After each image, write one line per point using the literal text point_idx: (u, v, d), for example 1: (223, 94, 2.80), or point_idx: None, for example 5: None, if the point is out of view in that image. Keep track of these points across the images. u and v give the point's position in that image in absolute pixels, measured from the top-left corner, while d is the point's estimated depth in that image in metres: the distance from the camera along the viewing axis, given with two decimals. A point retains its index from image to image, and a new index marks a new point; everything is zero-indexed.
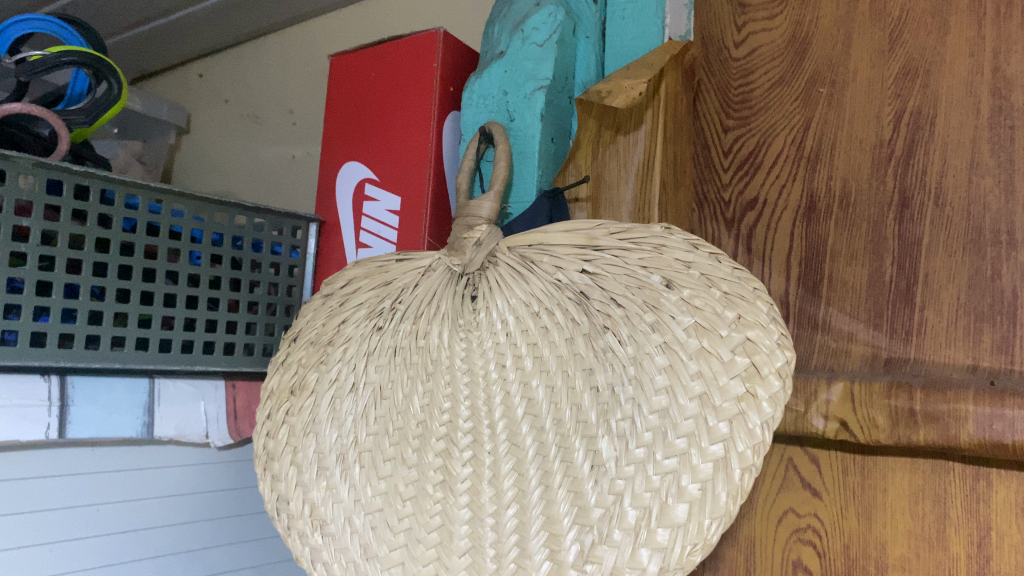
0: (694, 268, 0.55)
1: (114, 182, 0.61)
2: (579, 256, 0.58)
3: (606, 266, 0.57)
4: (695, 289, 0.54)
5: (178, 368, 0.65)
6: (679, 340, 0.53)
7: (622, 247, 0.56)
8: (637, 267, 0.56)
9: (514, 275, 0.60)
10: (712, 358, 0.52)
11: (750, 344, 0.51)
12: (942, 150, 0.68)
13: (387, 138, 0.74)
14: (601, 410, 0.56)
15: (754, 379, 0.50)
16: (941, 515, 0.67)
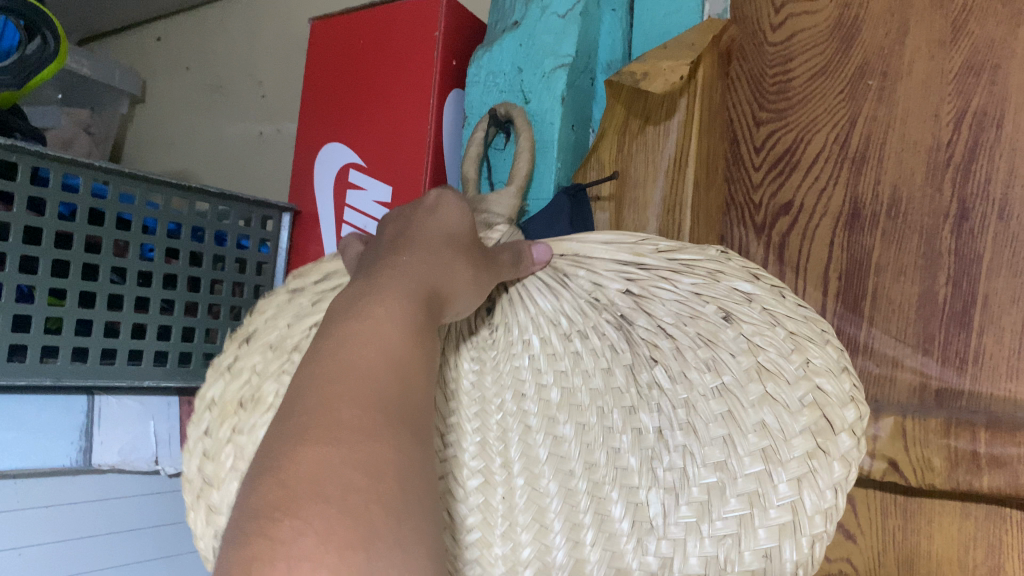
0: (756, 304, 0.43)
1: (48, 158, 0.50)
2: (617, 274, 0.48)
3: (644, 289, 0.47)
4: (754, 323, 0.43)
5: (122, 383, 0.55)
6: (743, 386, 0.43)
7: (675, 263, 0.46)
8: (689, 292, 0.45)
9: (542, 292, 0.51)
10: (769, 408, 0.42)
11: (819, 394, 0.41)
12: (1011, 157, 0.60)
13: (376, 118, 0.64)
14: (643, 447, 0.48)
15: (827, 438, 0.40)
16: (993, 568, 0.59)
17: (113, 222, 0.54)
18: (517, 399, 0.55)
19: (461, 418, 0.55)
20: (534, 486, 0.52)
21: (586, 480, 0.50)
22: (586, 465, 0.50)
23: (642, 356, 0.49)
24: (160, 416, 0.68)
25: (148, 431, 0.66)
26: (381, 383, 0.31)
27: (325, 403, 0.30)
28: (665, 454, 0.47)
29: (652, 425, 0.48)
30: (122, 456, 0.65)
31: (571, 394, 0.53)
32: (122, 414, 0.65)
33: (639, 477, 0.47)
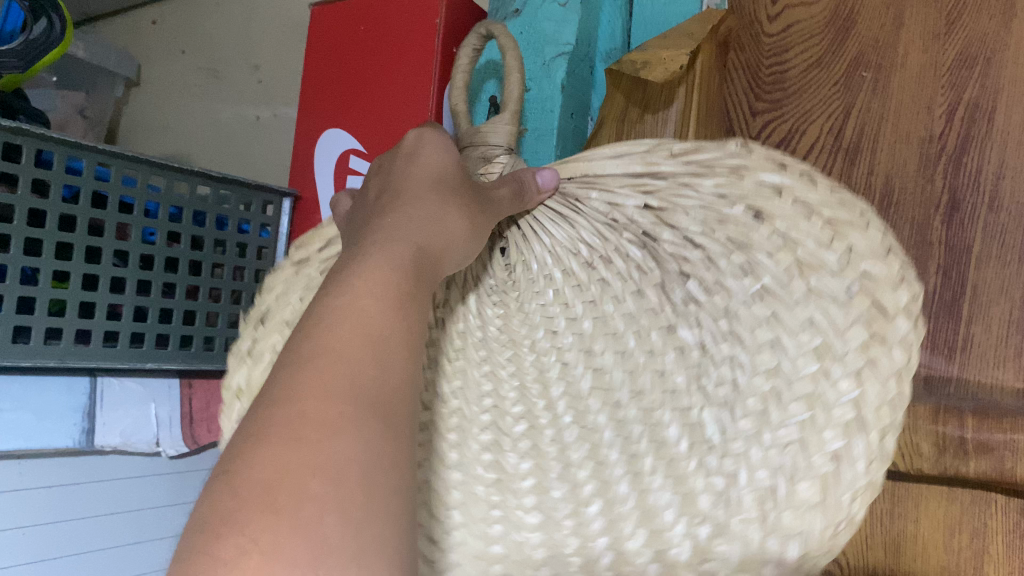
0: (789, 193, 0.37)
1: (51, 140, 0.50)
2: (622, 188, 0.44)
3: (663, 197, 0.43)
4: (811, 223, 0.37)
5: (125, 366, 0.56)
6: (770, 288, 0.44)
7: (693, 154, 0.39)
8: (716, 183, 0.39)
9: (552, 221, 0.53)
10: (819, 320, 0.40)
11: (871, 285, 0.36)
12: (1001, 149, 0.61)
13: (375, 104, 0.64)
14: (691, 361, 0.52)
15: (885, 342, 0.36)
16: (978, 551, 0.61)
17: (116, 205, 0.54)
18: (546, 321, 0.61)
19: (494, 353, 0.60)
20: (581, 402, 0.58)
21: (632, 403, 0.56)
22: (631, 383, 0.56)
23: (670, 276, 0.51)
24: (162, 398, 0.68)
25: (149, 414, 0.66)
26: (358, 364, 0.27)
27: (300, 389, 0.26)
28: (706, 370, 0.51)
29: (683, 342, 0.53)
30: (121, 438, 0.65)
31: (598, 313, 0.58)
32: (124, 396, 0.64)
33: (687, 402, 0.52)
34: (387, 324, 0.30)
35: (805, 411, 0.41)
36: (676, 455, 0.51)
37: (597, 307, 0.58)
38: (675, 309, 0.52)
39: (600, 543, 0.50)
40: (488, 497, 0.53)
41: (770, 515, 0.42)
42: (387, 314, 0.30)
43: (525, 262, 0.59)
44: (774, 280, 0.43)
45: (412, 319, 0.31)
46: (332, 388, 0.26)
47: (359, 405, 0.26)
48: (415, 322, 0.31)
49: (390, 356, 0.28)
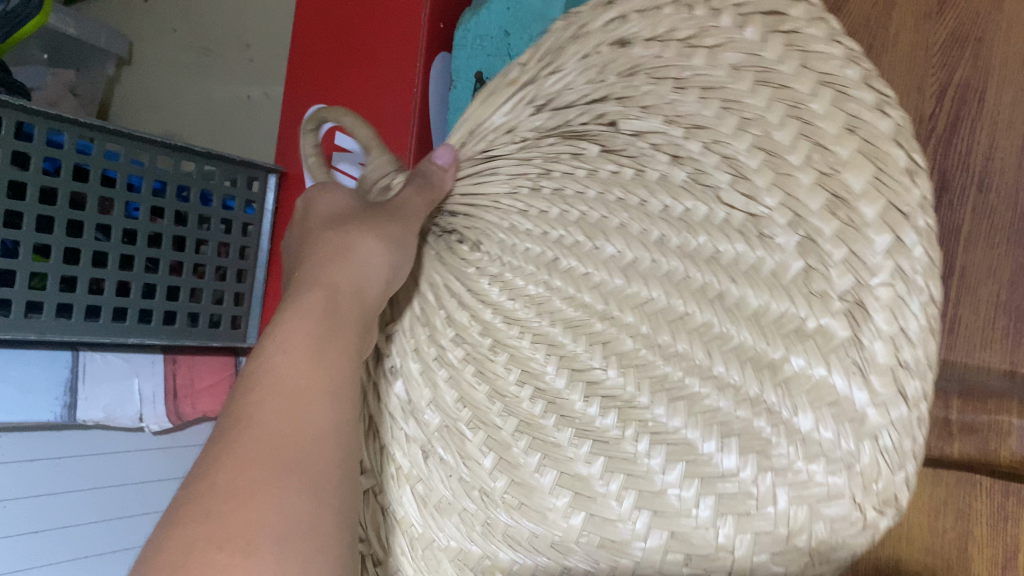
0: (697, 54, 0.37)
1: (32, 112, 0.50)
2: (518, 154, 0.43)
3: (540, 164, 0.44)
4: (745, 84, 0.36)
5: (107, 340, 0.56)
6: (744, 166, 0.37)
7: (557, 100, 0.42)
8: (583, 100, 0.41)
9: (473, 197, 0.46)
10: (814, 160, 0.35)
11: (857, 122, 0.35)
12: (991, 130, 0.61)
13: (360, 81, 0.64)
14: (615, 292, 0.45)
15: (871, 137, 0.34)
16: (963, 534, 0.61)
17: (98, 179, 0.54)
18: (458, 338, 0.47)
19: (459, 375, 0.45)
20: (525, 355, 0.46)
21: (597, 354, 0.45)
22: (570, 332, 0.46)
23: (594, 224, 0.45)
24: (145, 373, 0.68)
25: (132, 389, 0.67)
26: (275, 429, 0.30)
27: (216, 466, 0.29)
28: (696, 308, 0.41)
29: (648, 289, 0.44)
30: (107, 412, 0.65)
31: (538, 288, 0.48)
32: (107, 370, 0.65)
33: (633, 343, 0.44)
34: (300, 379, 0.32)
35: (817, 306, 0.36)
36: (625, 399, 0.42)
37: (530, 286, 0.48)
38: (596, 261, 0.46)
39: (644, 521, 0.38)
40: (460, 505, 0.42)
41: (804, 436, 0.36)
42: (309, 361, 0.33)
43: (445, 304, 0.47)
44: (693, 175, 0.40)
45: (331, 358, 0.34)
46: (252, 473, 0.29)
47: (290, 474, 0.30)
48: (325, 364, 0.33)
49: (313, 400, 0.32)
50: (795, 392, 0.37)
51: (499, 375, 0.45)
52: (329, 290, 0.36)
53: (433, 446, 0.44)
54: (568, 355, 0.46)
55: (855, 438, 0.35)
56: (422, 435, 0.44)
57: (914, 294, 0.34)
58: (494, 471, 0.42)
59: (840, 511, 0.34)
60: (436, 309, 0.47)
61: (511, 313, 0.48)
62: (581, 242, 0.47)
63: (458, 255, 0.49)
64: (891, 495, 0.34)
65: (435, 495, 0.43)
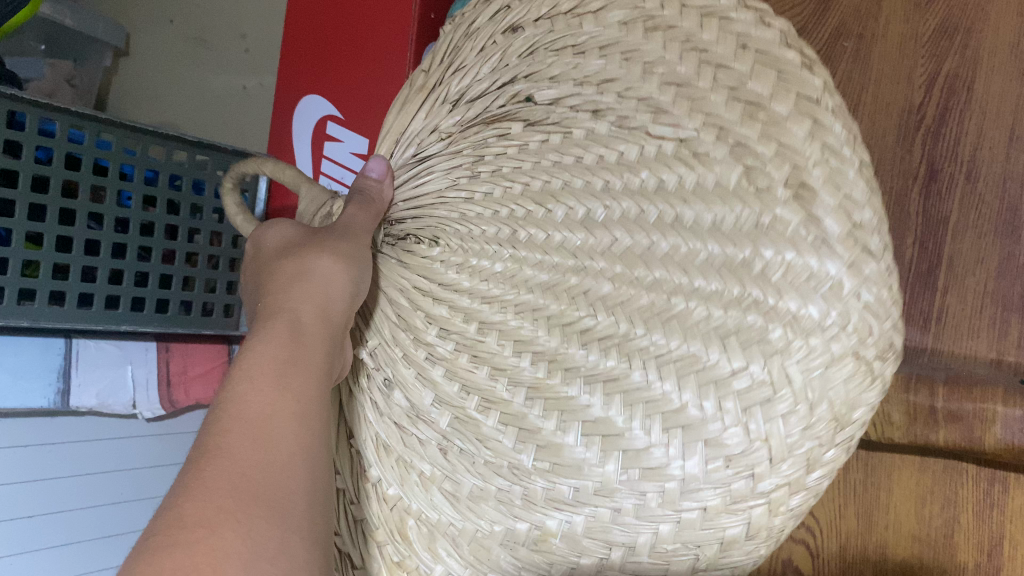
0: (586, 21, 0.41)
1: (24, 102, 0.50)
2: (448, 151, 0.46)
3: (470, 152, 0.45)
4: (657, 44, 0.40)
5: (100, 327, 0.56)
6: (660, 102, 0.40)
7: (468, 92, 0.45)
8: (493, 86, 0.44)
9: (420, 189, 0.47)
10: (720, 80, 0.39)
11: (746, 39, 0.39)
12: (979, 120, 0.61)
13: (350, 72, 0.65)
14: (582, 245, 0.44)
15: (805, 90, 0.39)
16: (949, 519, 0.61)
17: (90, 167, 0.54)
18: (441, 333, 0.45)
19: (454, 365, 0.44)
20: (512, 328, 0.44)
21: (557, 334, 0.43)
22: (550, 293, 0.44)
23: (551, 188, 0.44)
24: (139, 359, 0.69)
25: (126, 375, 0.68)
26: (241, 455, 0.31)
27: (185, 492, 0.29)
28: (660, 237, 0.42)
29: (610, 233, 0.43)
30: (99, 398, 0.66)
31: (505, 264, 0.46)
32: (100, 357, 0.66)
33: (611, 286, 0.43)
34: (265, 407, 0.33)
35: (766, 202, 0.39)
36: (620, 335, 0.42)
37: (496, 266, 0.46)
38: (553, 224, 0.44)
39: (637, 474, 0.39)
40: (490, 487, 0.42)
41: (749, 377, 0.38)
42: (273, 390, 0.34)
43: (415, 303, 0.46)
44: (617, 122, 0.42)
45: (296, 386, 0.35)
46: (223, 501, 0.29)
47: (261, 500, 0.30)
48: (291, 393, 0.34)
49: (278, 426, 0.33)
50: (776, 280, 0.39)
51: (473, 368, 0.43)
52: (288, 323, 0.38)
53: (449, 442, 0.43)
54: (553, 315, 0.44)
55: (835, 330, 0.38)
56: (435, 435, 0.43)
57: (846, 164, 0.39)
58: (517, 444, 0.41)
59: (849, 370, 0.38)
60: (414, 312, 0.45)
61: (487, 293, 0.45)
62: (533, 211, 0.45)
63: (417, 255, 0.47)
64: (883, 341, 0.39)
65: (464, 488, 0.42)
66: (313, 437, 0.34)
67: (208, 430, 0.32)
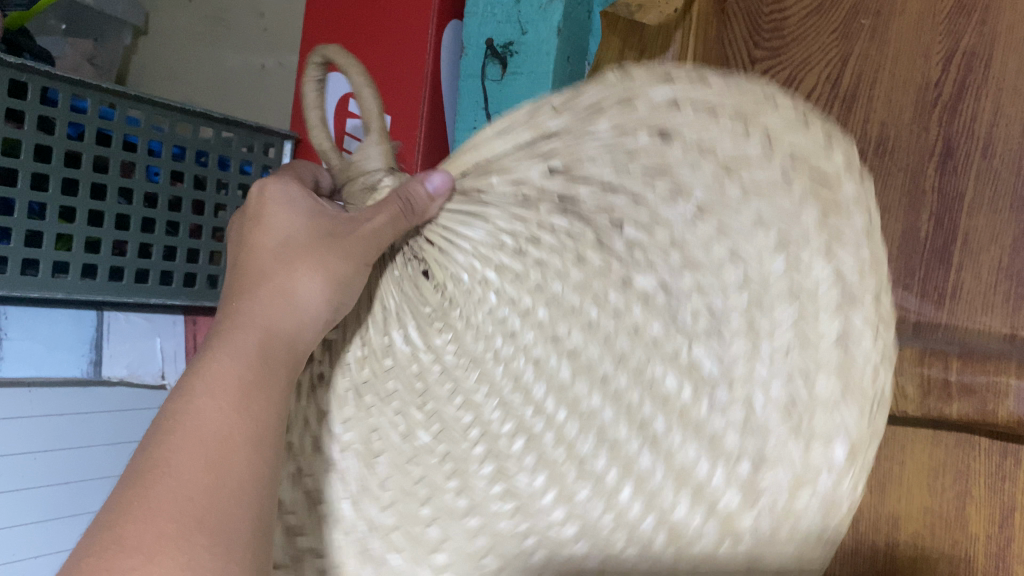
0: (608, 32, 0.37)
1: (56, 79, 0.51)
2: (514, 207, 0.41)
3: (533, 226, 0.44)
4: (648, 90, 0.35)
5: (131, 299, 0.58)
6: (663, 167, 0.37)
7: (575, 172, 0.38)
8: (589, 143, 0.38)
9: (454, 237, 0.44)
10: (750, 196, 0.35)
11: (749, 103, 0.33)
12: (996, 97, 0.61)
13: (372, 49, 0.66)
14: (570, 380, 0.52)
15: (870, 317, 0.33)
16: (961, 493, 0.62)
17: (119, 144, 0.56)
18: (389, 367, 0.53)
19: (383, 406, 0.53)
20: (474, 399, 0.55)
21: (530, 403, 0.54)
22: (511, 377, 0.55)
23: (568, 306, 0.51)
24: (166, 332, 0.71)
25: (154, 347, 0.70)
26: (190, 476, 0.31)
27: (133, 512, 0.30)
28: (645, 358, 0.47)
29: (581, 340, 0.51)
30: (129, 369, 0.68)
31: (507, 343, 0.54)
32: (130, 329, 0.68)
33: (564, 379, 0.53)
34: (223, 428, 0.34)
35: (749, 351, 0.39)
36: (566, 439, 0.52)
37: (486, 350, 0.55)
38: (532, 319, 0.53)
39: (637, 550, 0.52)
40: (389, 539, 0.51)
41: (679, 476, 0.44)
42: (234, 413, 0.35)
43: (400, 328, 0.52)
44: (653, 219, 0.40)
45: (253, 411, 0.35)
46: (167, 525, 0.29)
47: (206, 529, 0.30)
48: (247, 413, 0.35)
49: (234, 448, 0.33)
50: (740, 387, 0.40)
51: (422, 423, 0.55)
52: (257, 343, 0.38)
53: (364, 482, 0.52)
54: (502, 404, 0.55)
55: (773, 464, 0.38)
56: (354, 462, 0.52)
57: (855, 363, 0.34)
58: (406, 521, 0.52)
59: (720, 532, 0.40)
60: (381, 334, 0.52)
61: (459, 350, 0.55)
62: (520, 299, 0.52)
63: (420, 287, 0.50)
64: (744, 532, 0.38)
65: (344, 520, 0.51)
66: (265, 464, 0.35)
67: (157, 442, 0.33)
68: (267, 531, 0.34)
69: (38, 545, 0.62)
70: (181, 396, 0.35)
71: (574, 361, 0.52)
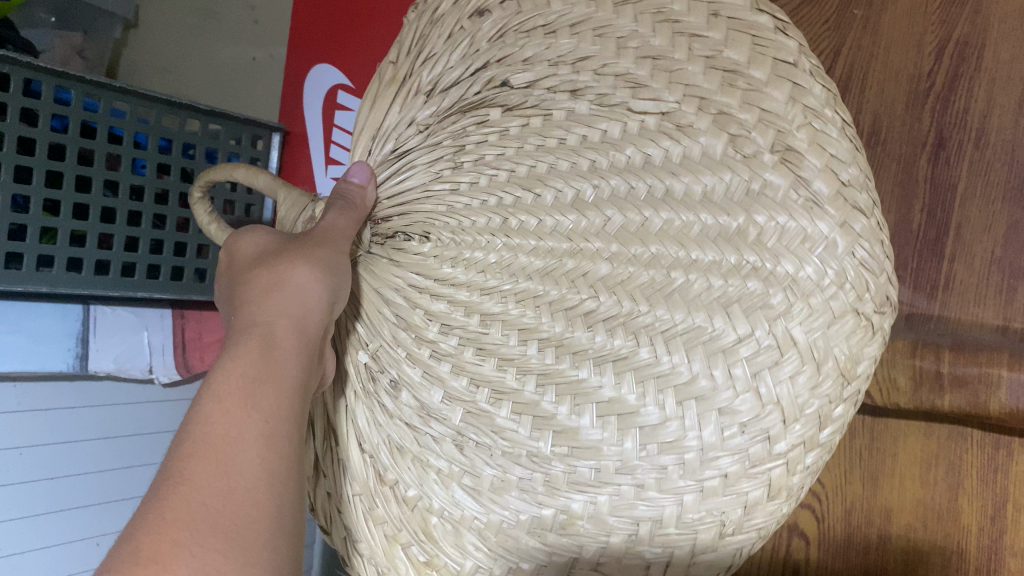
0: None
1: (39, 70, 0.51)
2: (426, 142, 0.46)
3: (446, 136, 0.45)
4: (627, 19, 0.41)
5: (117, 294, 0.57)
6: (639, 78, 0.40)
7: (441, 82, 0.45)
8: (467, 73, 0.44)
9: (399, 198, 0.47)
10: (737, 112, 0.39)
11: (717, 6, 0.40)
12: (988, 87, 0.61)
13: (358, 40, 0.65)
14: (574, 228, 0.43)
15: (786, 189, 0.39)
16: (952, 486, 0.62)
17: (104, 136, 0.55)
18: (443, 330, 0.44)
19: (443, 354, 0.43)
20: (513, 317, 0.43)
21: (582, 288, 0.42)
22: (546, 279, 0.43)
23: (537, 173, 0.44)
24: (155, 326, 0.70)
25: (143, 341, 0.69)
26: (201, 479, 0.30)
27: (149, 521, 0.28)
28: (653, 213, 0.41)
29: (601, 214, 0.42)
30: (117, 363, 0.67)
31: (497, 254, 0.45)
32: (118, 323, 0.67)
33: (609, 266, 0.42)
34: (230, 430, 0.32)
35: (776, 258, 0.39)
36: (625, 314, 0.41)
37: (488, 255, 0.45)
38: (543, 209, 0.44)
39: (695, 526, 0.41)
40: (510, 477, 0.40)
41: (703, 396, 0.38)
42: (240, 414, 0.33)
43: (420, 302, 0.45)
44: (597, 100, 0.42)
45: (263, 408, 0.34)
46: (182, 533, 0.28)
47: (218, 532, 0.28)
48: (257, 410, 0.34)
49: (243, 448, 0.32)
50: (772, 245, 0.39)
51: (499, 344, 0.42)
52: (258, 341, 0.37)
53: (464, 435, 0.41)
54: (554, 301, 0.43)
55: (833, 261, 0.38)
56: (449, 430, 0.42)
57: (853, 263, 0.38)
58: (534, 432, 0.40)
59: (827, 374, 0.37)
60: (412, 310, 0.45)
61: (483, 286, 0.45)
62: (520, 198, 0.44)
63: (408, 251, 0.47)
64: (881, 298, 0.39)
65: (484, 480, 0.40)
66: (282, 462, 0.33)
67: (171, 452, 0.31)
68: (290, 529, 0.32)
69: (15, 538, 0.62)
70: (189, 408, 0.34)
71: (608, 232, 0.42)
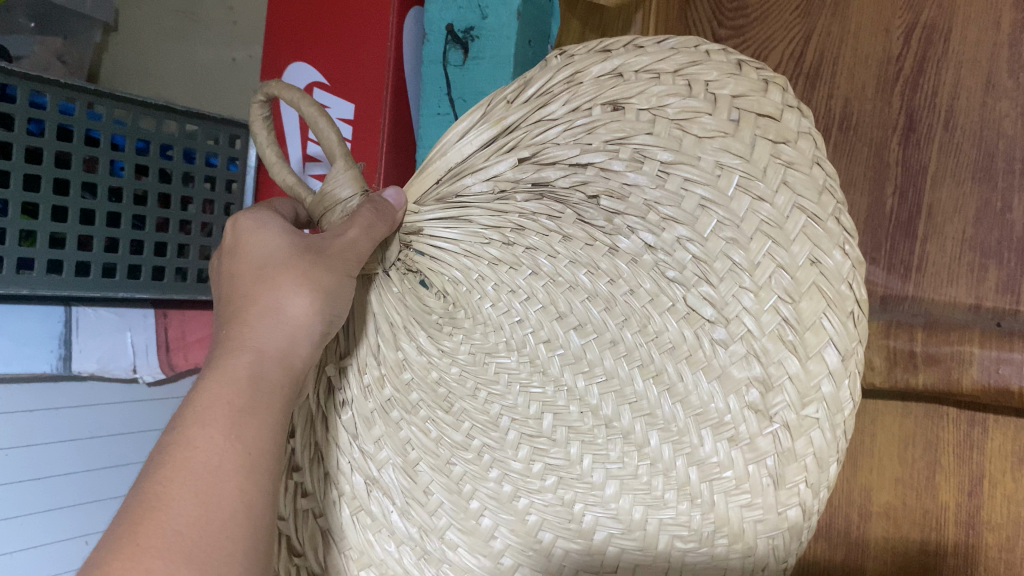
0: (687, 137, 0.39)
1: (13, 74, 0.51)
2: (495, 205, 0.44)
3: (513, 226, 0.45)
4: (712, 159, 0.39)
5: (98, 294, 0.58)
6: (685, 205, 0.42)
7: (542, 152, 0.41)
8: (570, 157, 0.41)
9: (437, 242, 0.46)
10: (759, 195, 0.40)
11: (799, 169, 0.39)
12: (956, 68, 0.61)
13: (336, 36, 0.66)
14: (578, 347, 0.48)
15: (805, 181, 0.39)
16: (931, 462, 0.63)
17: (81, 139, 0.56)
18: (412, 380, 0.50)
19: (411, 418, 0.50)
20: (477, 405, 0.51)
21: (546, 420, 0.50)
22: (530, 398, 0.50)
23: (563, 291, 0.47)
24: (139, 326, 0.71)
25: (126, 341, 0.70)
26: (181, 507, 0.30)
27: (125, 547, 0.28)
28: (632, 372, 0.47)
29: (594, 353, 0.48)
30: (102, 363, 0.68)
31: (503, 349, 0.50)
32: (100, 325, 0.68)
33: (577, 411, 0.49)
34: (212, 457, 0.32)
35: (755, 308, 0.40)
36: (569, 467, 0.49)
37: (490, 340, 0.50)
38: (562, 322, 0.48)
39: None
40: (396, 531, 0.50)
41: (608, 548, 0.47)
42: (224, 441, 0.33)
43: (410, 339, 0.49)
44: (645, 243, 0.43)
45: (246, 436, 0.34)
46: (151, 562, 0.28)
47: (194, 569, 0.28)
48: (241, 439, 0.33)
49: (225, 479, 0.32)
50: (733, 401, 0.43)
51: (449, 424, 0.50)
52: (250, 366, 0.36)
53: (380, 482, 0.50)
54: (516, 418, 0.50)
55: (754, 535, 0.43)
56: (369, 470, 0.50)
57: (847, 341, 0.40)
58: (437, 509, 0.50)
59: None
60: (393, 348, 0.49)
61: (467, 363, 0.50)
62: (543, 305, 0.48)
63: (419, 296, 0.49)
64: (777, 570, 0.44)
65: (380, 523, 0.50)
66: (262, 499, 0.33)
67: (152, 470, 0.31)
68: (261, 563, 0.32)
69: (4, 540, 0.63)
70: (171, 426, 0.33)
71: (593, 379, 0.49)
